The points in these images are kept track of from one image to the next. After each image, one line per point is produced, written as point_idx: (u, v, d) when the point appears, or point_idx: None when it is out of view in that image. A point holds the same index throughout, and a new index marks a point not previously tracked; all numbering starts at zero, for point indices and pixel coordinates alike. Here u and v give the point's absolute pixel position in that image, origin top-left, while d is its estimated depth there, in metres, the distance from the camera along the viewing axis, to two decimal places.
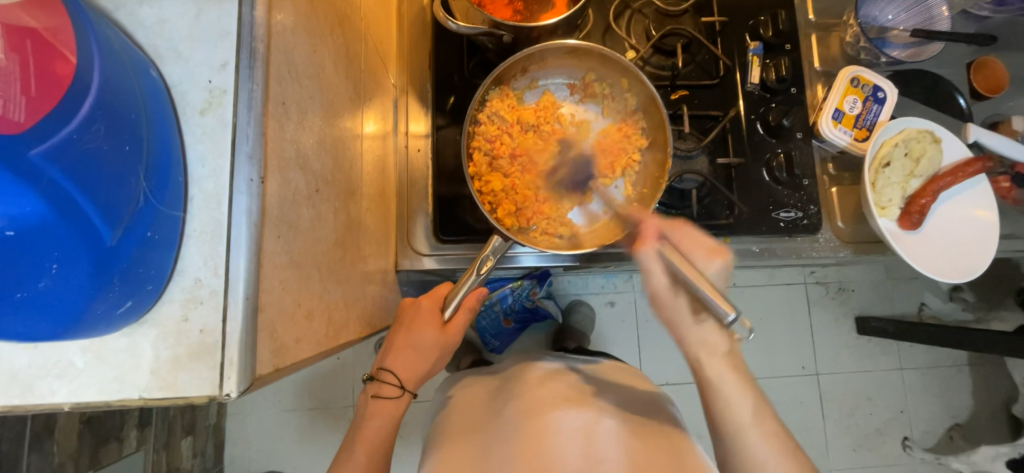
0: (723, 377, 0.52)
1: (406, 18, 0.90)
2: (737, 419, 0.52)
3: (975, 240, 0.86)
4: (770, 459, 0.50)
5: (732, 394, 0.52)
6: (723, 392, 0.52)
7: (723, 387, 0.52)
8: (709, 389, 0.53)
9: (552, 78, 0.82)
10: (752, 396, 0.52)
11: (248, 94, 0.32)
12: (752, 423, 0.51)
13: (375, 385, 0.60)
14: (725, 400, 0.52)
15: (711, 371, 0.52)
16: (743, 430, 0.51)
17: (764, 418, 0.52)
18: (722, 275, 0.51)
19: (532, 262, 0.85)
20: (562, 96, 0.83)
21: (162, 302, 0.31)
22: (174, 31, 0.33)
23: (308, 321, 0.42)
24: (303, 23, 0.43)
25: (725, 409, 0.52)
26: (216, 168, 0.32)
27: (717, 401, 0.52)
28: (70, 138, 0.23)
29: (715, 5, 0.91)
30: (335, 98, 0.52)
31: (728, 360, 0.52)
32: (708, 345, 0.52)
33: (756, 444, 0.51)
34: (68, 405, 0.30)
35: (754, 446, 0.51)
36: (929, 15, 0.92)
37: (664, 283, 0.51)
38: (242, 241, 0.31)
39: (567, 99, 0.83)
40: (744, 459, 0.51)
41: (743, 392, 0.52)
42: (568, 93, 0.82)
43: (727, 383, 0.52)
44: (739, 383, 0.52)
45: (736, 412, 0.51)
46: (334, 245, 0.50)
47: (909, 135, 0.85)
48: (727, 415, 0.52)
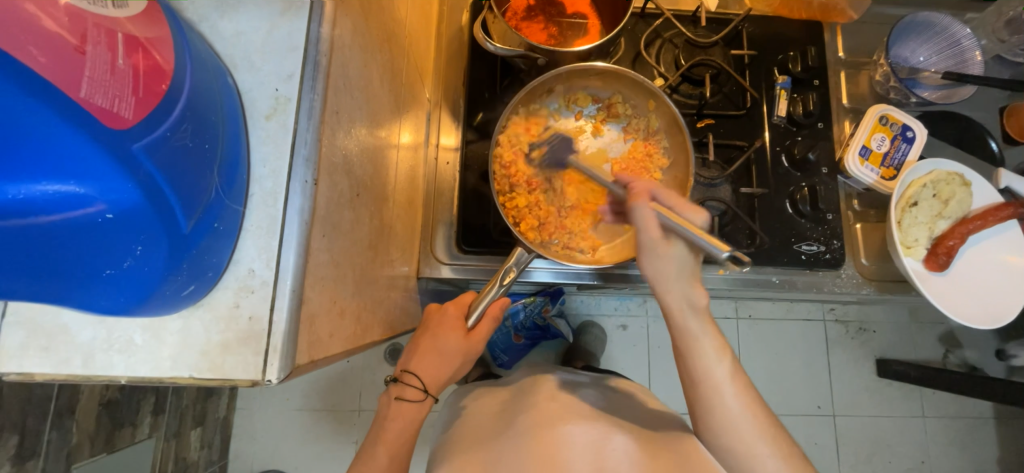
0: (700, 330, 0.54)
1: (444, 37, 0.94)
2: (715, 377, 0.53)
3: (1006, 286, 0.84)
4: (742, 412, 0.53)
5: (708, 351, 0.54)
6: (700, 350, 0.54)
7: (701, 345, 0.54)
8: (689, 351, 0.54)
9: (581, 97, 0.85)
10: (727, 356, 0.55)
11: (310, 103, 0.35)
12: (728, 381, 0.53)
13: (398, 388, 0.61)
14: (703, 361, 0.54)
15: (692, 332, 0.54)
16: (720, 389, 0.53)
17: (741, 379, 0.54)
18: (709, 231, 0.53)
19: (544, 278, 0.86)
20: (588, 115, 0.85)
21: (216, 289, 0.33)
22: (248, 43, 0.36)
23: (340, 319, 0.44)
24: (359, 40, 0.46)
25: (704, 371, 0.53)
26: (275, 169, 0.35)
27: (696, 362, 0.54)
28: (164, 135, 0.26)
29: (745, 39, 0.93)
30: (378, 110, 0.55)
31: (707, 318, 0.55)
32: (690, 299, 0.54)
33: (731, 400, 0.53)
34: (123, 379, 0.32)
35: (728, 399, 0.53)
36: (962, 58, 0.92)
37: (656, 235, 0.52)
38: (294, 236, 0.33)
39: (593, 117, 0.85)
40: (717, 418, 0.53)
41: (718, 352, 0.54)
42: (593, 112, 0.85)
43: (706, 341, 0.54)
44: (715, 340, 0.54)
45: (713, 371, 0.53)
46: (367, 248, 0.53)
47: (938, 177, 0.85)
48: (704, 375, 0.53)
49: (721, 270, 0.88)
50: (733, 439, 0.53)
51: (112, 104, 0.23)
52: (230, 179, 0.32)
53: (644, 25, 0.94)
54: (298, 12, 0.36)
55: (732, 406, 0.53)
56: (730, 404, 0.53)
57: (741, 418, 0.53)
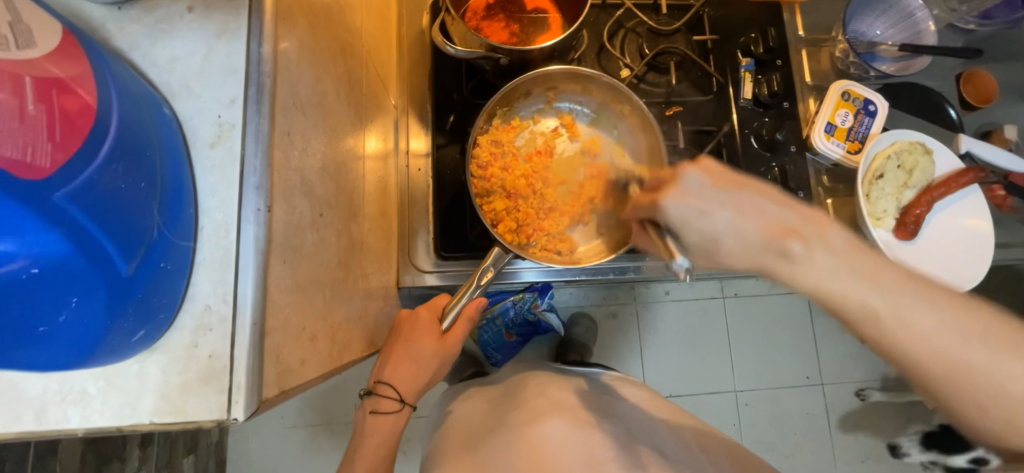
0: (846, 269, 0.40)
1: (406, 41, 0.93)
2: (887, 314, 0.40)
3: (971, 249, 0.87)
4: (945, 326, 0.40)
5: (865, 297, 0.40)
6: (858, 302, 0.40)
7: (861, 294, 0.40)
8: (845, 299, 0.41)
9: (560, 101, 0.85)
10: (879, 268, 0.41)
11: (256, 127, 0.34)
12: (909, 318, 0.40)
13: (373, 401, 0.61)
14: (883, 315, 0.40)
15: (834, 280, 0.40)
16: (903, 327, 0.40)
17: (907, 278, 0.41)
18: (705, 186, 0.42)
19: (534, 277, 0.88)
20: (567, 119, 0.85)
21: (172, 330, 0.32)
22: (185, 69, 0.35)
23: (312, 342, 0.43)
24: (308, 55, 0.45)
25: (868, 314, 0.40)
26: (224, 199, 0.33)
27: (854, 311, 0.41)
28: (90, 179, 0.24)
29: (707, 24, 0.94)
30: (338, 123, 0.54)
31: (852, 247, 0.41)
32: (787, 260, 0.41)
33: (927, 325, 0.40)
34: (80, 431, 0.31)
35: (929, 323, 0.40)
36: (916, 30, 0.94)
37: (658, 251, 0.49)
38: (250, 267, 0.32)
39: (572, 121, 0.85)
40: (915, 357, 0.40)
41: (877, 285, 0.40)
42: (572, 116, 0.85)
43: (850, 282, 0.40)
44: (873, 282, 0.40)
45: (882, 311, 0.40)
46: (337, 266, 0.52)
47: (900, 148, 0.87)
48: (872, 316, 0.40)
49: None
50: (947, 368, 0.40)
51: (26, 154, 0.22)
52: (175, 215, 0.30)
53: (607, 16, 0.94)
54: (235, 34, 0.35)
55: (935, 333, 0.39)
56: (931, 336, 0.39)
57: (948, 333, 0.39)
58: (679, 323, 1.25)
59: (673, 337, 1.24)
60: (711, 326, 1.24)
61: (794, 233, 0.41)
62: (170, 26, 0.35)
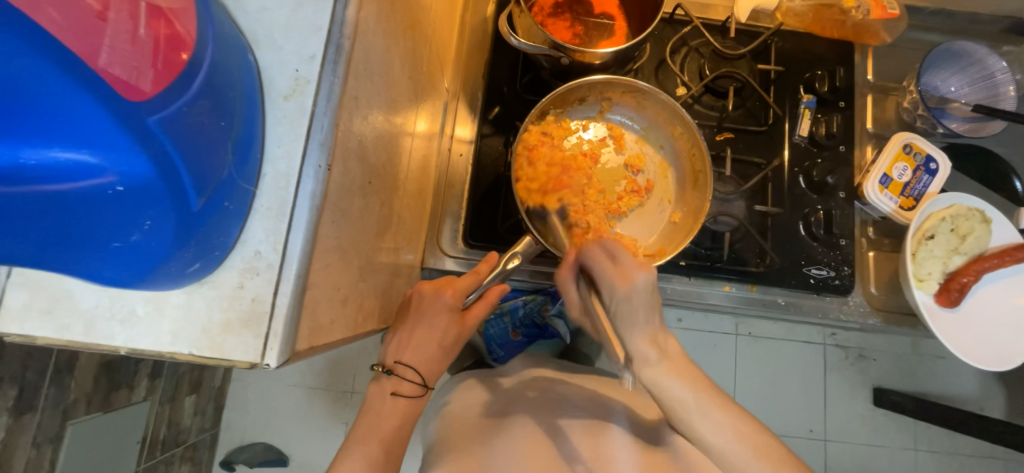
0: (670, 381, 0.56)
1: (468, 28, 0.93)
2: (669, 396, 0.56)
3: (1019, 329, 0.82)
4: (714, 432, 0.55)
5: (663, 379, 0.56)
6: (665, 385, 0.56)
7: (676, 395, 0.56)
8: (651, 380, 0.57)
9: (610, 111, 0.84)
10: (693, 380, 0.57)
11: (330, 86, 0.35)
12: (690, 402, 0.56)
13: (394, 382, 0.59)
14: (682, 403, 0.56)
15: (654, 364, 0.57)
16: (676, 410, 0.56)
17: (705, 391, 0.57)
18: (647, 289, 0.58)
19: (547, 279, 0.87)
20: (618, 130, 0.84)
21: (222, 268, 0.33)
22: (273, 20, 0.36)
23: (342, 305, 0.44)
24: (383, 26, 0.45)
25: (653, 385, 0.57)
26: (290, 151, 0.34)
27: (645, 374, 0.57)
28: (180, 110, 0.25)
29: (773, 54, 0.91)
30: (397, 97, 0.55)
31: (681, 371, 0.56)
32: (648, 364, 0.56)
33: (710, 429, 0.55)
34: (123, 349, 0.32)
35: (709, 436, 0.55)
36: (995, 92, 0.91)
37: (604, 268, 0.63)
38: (303, 220, 0.33)
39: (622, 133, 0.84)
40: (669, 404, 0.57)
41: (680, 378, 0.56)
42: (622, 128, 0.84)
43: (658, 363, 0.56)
44: (682, 384, 0.56)
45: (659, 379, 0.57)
46: (374, 236, 0.52)
47: (957, 212, 0.84)
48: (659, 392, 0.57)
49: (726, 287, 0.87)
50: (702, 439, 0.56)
51: (131, 76, 0.23)
52: (244, 159, 0.31)
53: (672, 31, 0.93)
54: None
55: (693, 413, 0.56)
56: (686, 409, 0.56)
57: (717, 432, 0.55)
58: (690, 351, 1.22)
59: None
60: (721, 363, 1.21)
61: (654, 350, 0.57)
62: None
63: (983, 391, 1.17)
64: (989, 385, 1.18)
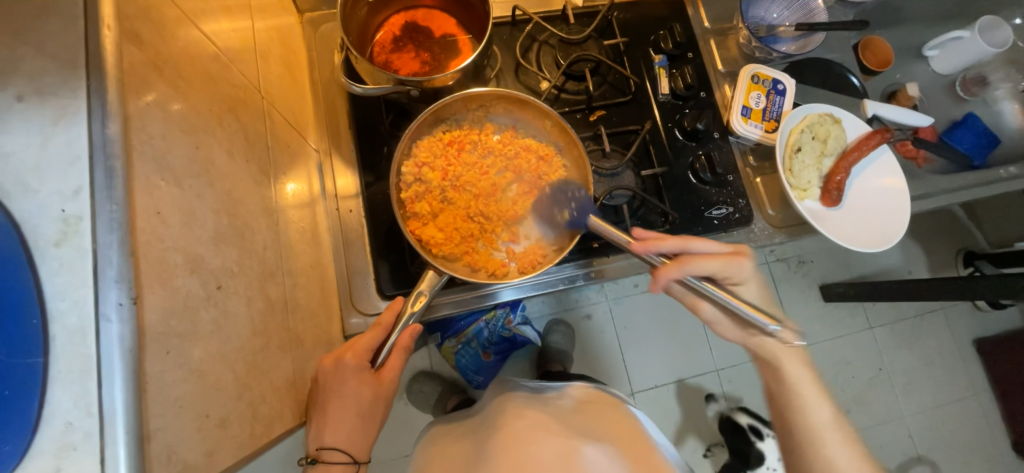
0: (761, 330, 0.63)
1: (320, 84, 0.90)
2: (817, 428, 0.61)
3: (893, 207, 0.91)
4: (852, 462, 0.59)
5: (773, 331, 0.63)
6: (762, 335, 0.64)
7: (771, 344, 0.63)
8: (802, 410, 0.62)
9: (488, 116, 0.84)
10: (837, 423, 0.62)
11: (109, 215, 0.31)
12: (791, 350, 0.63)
13: (322, 470, 0.54)
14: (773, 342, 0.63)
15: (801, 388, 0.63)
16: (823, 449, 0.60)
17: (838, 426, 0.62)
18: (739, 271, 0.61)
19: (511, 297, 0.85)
20: (495, 126, 0.85)
21: (28, 458, 0.28)
22: (20, 164, 0.32)
23: (223, 428, 0.40)
24: (180, 124, 0.42)
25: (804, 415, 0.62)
26: (78, 300, 0.30)
27: (800, 401, 0.62)
28: None
29: (616, 27, 0.96)
30: (235, 184, 0.51)
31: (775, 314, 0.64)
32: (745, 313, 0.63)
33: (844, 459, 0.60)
34: None
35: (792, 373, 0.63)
36: (808, 10, 1.00)
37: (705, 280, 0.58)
38: (115, 371, 0.29)
39: (499, 129, 0.85)
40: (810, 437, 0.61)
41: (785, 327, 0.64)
42: (500, 123, 0.85)
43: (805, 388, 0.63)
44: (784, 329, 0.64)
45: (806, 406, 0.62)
46: (253, 336, 0.49)
47: (812, 121, 0.91)
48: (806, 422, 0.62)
49: None
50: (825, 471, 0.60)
51: None
52: None
53: (519, 32, 0.95)
54: (73, 118, 0.33)
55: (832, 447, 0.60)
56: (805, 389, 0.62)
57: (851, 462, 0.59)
58: (648, 315, 1.25)
59: (647, 328, 1.25)
60: (679, 315, 1.25)
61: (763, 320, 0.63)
62: None
63: (904, 257, 1.29)
64: (908, 252, 1.29)
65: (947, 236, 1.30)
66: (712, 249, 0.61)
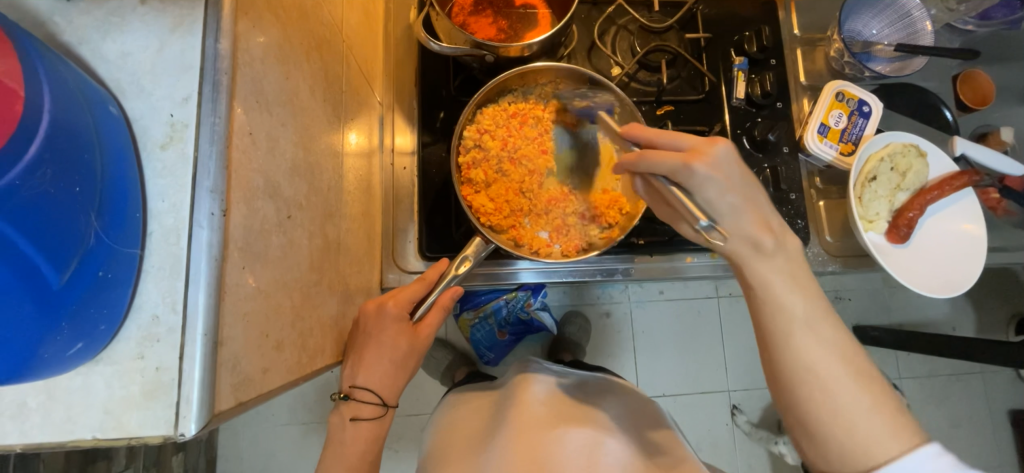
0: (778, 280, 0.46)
1: (393, 38, 0.91)
2: (831, 387, 0.44)
3: (965, 256, 0.85)
4: (875, 427, 0.43)
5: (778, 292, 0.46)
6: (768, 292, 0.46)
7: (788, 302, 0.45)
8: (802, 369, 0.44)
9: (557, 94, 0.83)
10: (861, 372, 0.45)
11: (211, 127, 0.32)
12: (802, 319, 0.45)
13: (353, 408, 0.57)
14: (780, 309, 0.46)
15: (800, 335, 0.45)
16: (839, 416, 0.43)
17: (855, 372, 0.44)
18: (728, 164, 0.46)
19: (530, 279, 0.85)
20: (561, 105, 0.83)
21: (118, 341, 0.30)
22: (137, 65, 0.33)
23: (277, 350, 0.42)
24: (276, 52, 0.43)
25: (804, 374, 0.44)
26: (176, 203, 0.32)
27: (786, 359, 0.45)
28: (13, 184, 0.23)
29: (700, 21, 0.91)
30: (312, 121, 0.52)
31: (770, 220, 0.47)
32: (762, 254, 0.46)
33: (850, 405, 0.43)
34: (19, 446, 0.29)
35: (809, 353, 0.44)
36: (913, 29, 0.92)
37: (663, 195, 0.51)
38: (202, 275, 0.31)
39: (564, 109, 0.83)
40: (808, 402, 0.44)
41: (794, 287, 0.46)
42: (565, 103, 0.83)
43: (807, 344, 0.45)
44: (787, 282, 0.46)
45: (804, 362, 0.44)
46: (309, 269, 0.50)
47: (893, 150, 0.85)
48: (811, 381, 0.44)
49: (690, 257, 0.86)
50: (853, 444, 0.43)
51: None
52: (118, 220, 0.29)
53: (598, 12, 0.92)
54: (190, 28, 0.33)
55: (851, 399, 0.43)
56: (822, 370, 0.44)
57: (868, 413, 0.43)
58: (673, 323, 1.23)
59: (669, 336, 1.22)
60: (704, 328, 1.23)
61: (770, 230, 0.47)
62: (122, 19, 0.33)
63: (954, 312, 1.22)
64: (960, 306, 1.22)
65: (1009, 296, 1.21)
66: (687, 142, 0.47)
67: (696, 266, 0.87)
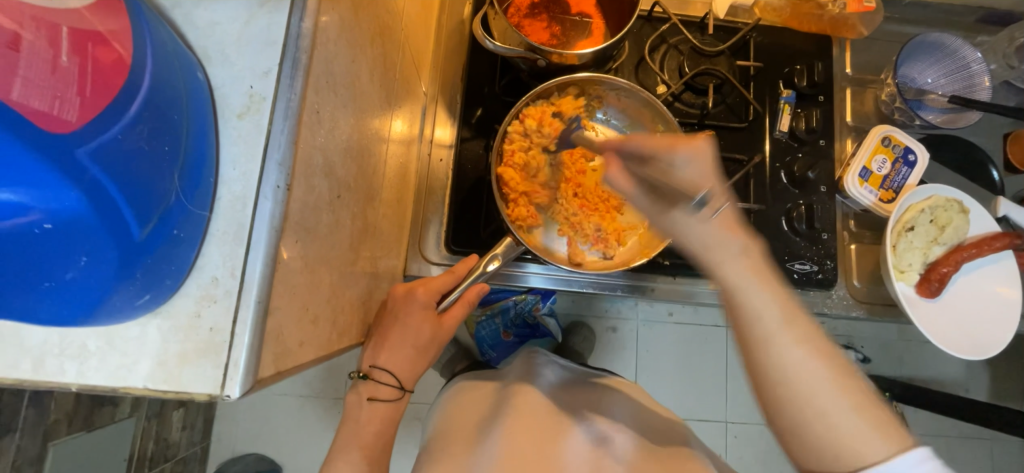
0: (754, 289, 0.41)
1: (445, 31, 0.92)
2: (862, 432, 0.39)
3: (997, 319, 0.83)
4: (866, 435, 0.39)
5: (755, 299, 0.40)
6: (739, 295, 0.41)
7: (767, 316, 0.40)
8: (816, 401, 0.39)
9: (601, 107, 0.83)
10: (852, 393, 0.40)
11: (286, 103, 0.33)
12: (778, 327, 0.40)
13: (370, 387, 0.58)
14: (756, 319, 0.40)
15: (777, 342, 0.40)
16: (827, 429, 0.39)
17: (840, 376, 0.40)
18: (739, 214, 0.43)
19: (540, 283, 0.85)
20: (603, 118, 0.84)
21: (177, 298, 0.31)
22: (224, 35, 0.34)
23: (313, 325, 0.43)
24: (347, 34, 0.44)
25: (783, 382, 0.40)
26: (246, 173, 0.33)
27: (774, 360, 0.40)
28: (115, 138, 0.24)
29: (752, 49, 0.91)
30: (367, 105, 0.53)
31: (782, 292, 0.41)
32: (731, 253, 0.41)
33: (836, 417, 0.39)
34: (75, 386, 0.31)
35: (793, 363, 0.40)
36: (971, 82, 0.90)
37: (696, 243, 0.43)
38: (262, 244, 0.32)
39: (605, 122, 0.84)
40: (793, 419, 0.40)
41: (775, 305, 0.40)
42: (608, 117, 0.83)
43: (791, 355, 0.40)
44: (762, 289, 0.41)
45: (796, 375, 0.39)
46: (348, 249, 0.51)
47: (936, 202, 0.84)
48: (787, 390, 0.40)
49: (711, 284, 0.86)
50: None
51: (51, 107, 0.22)
52: (195, 182, 0.30)
53: (650, 29, 0.92)
54: (278, 5, 0.34)
55: (836, 409, 0.39)
56: (806, 376, 0.39)
57: (844, 413, 0.39)
58: (679, 346, 1.22)
59: (673, 359, 1.21)
60: (712, 357, 1.21)
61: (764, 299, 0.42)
62: None
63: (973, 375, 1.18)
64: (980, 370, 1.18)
65: None
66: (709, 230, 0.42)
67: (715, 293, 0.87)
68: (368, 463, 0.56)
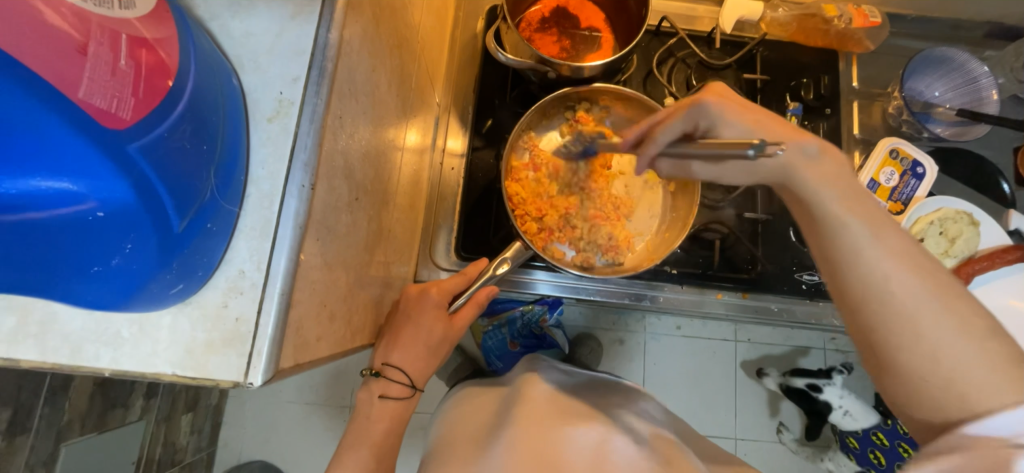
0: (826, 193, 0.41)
1: (458, 45, 0.95)
2: (954, 362, 0.37)
3: (1011, 333, 0.82)
4: (982, 372, 0.36)
5: (838, 210, 0.40)
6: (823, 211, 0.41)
7: (856, 230, 0.40)
8: (907, 330, 0.38)
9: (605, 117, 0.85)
10: (972, 322, 0.37)
11: (313, 108, 0.35)
12: (869, 238, 0.39)
13: (382, 385, 0.59)
14: (853, 247, 0.40)
15: (869, 255, 0.39)
16: (929, 369, 0.37)
17: (939, 290, 0.38)
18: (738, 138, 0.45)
19: (547, 291, 0.86)
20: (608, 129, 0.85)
21: (206, 289, 0.33)
22: (257, 45, 0.37)
23: (330, 321, 0.44)
24: (368, 45, 0.46)
25: (878, 299, 0.39)
26: (273, 172, 0.35)
27: (856, 278, 0.40)
28: (161, 135, 0.27)
29: (759, 63, 0.92)
30: (385, 113, 0.56)
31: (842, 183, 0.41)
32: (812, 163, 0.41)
33: (939, 342, 0.37)
34: (107, 371, 0.33)
35: (881, 271, 0.38)
36: (978, 96, 0.91)
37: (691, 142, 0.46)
38: (287, 240, 0.33)
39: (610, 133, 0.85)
40: (892, 345, 0.39)
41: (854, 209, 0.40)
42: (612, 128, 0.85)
43: (884, 267, 0.38)
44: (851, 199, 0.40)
45: (893, 300, 0.38)
46: (363, 250, 0.53)
47: (945, 215, 0.84)
48: (886, 310, 0.38)
49: (720, 295, 0.85)
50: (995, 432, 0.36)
51: (110, 105, 0.24)
52: (227, 180, 0.32)
53: (658, 43, 0.94)
54: (307, 17, 0.37)
55: (942, 333, 0.37)
56: (900, 297, 0.38)
57: (953, 343, 0.37)
58: (687, 360, 1.21)
59: (680, 372, 1.21)
60: (721, 371, 1.20)
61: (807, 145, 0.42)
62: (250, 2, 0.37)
63: None
64: None
65: None
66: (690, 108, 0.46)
67: (724, 303, 0.86)
68: (377, 460, 0.57)
